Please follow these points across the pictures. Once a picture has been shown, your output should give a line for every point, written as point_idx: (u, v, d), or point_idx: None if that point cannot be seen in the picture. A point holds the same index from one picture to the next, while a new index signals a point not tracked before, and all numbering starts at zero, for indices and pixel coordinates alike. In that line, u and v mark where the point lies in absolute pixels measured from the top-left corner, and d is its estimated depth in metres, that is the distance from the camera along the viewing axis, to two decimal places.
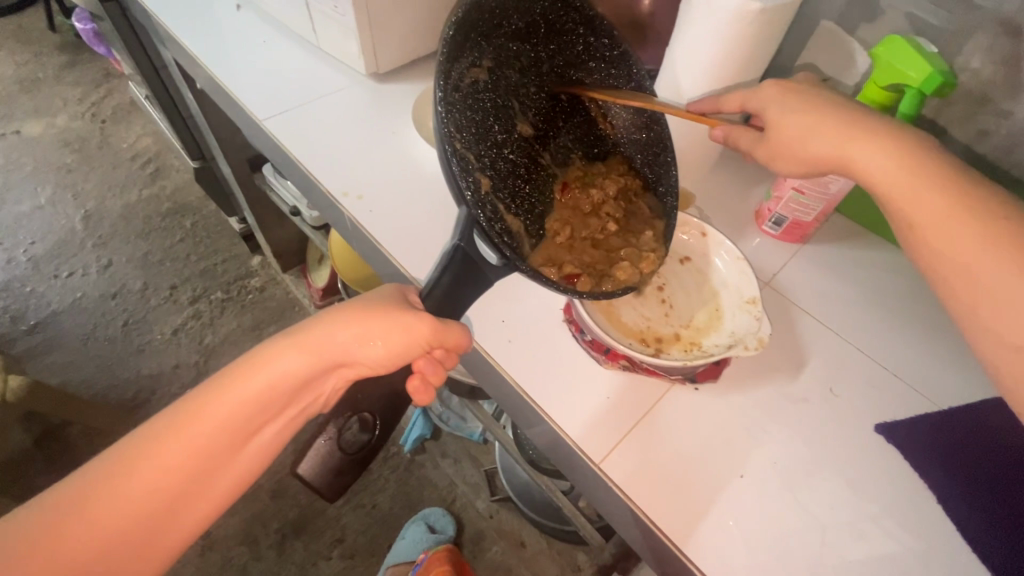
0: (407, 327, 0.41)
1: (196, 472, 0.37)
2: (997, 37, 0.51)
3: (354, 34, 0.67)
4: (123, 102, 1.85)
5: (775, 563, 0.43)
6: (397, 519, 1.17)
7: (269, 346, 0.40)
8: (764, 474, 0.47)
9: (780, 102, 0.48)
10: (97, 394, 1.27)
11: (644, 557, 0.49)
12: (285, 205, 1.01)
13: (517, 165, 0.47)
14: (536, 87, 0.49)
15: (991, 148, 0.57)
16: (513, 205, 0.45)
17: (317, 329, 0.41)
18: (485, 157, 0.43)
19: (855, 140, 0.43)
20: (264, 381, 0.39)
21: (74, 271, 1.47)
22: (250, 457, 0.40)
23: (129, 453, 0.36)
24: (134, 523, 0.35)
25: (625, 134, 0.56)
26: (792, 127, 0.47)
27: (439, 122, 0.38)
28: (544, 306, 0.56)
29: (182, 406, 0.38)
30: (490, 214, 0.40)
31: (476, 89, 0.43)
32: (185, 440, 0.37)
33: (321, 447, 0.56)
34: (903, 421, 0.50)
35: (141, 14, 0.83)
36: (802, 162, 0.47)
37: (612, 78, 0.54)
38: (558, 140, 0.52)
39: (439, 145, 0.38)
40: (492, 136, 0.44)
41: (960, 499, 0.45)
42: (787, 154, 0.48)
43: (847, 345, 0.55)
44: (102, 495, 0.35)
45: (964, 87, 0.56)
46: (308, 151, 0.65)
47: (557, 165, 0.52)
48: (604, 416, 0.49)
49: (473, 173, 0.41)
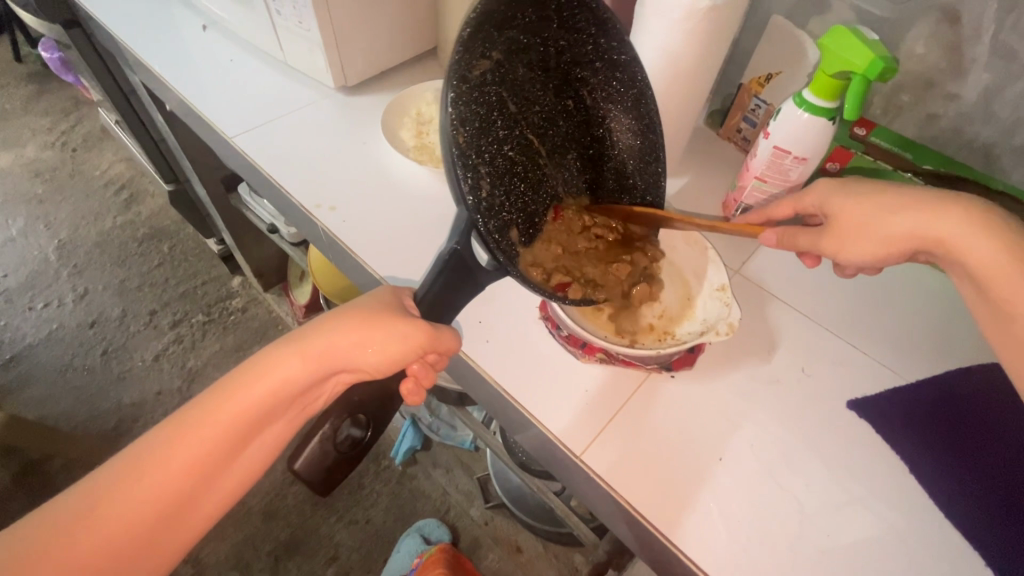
0: (404, 334, 0.41)
1: (202, 477, 0.37)
2: (939, 24, 0.54)
3: (321, 49, 0.68)
4: (94, 129, 1.83)
5: (757, 543, 0.44)
6: (392, 532, 1.16)
7: (271, 351, 0.40)
8: (741, 457, 0.48)
9: (840, 195, 0.49)
10: (78, 426, 1.25)
11: (623, 540, 0.50)
12: (262, 223, 1.01)
13: (514, 163, 0.47)
14: (540, 85, 0.48)
15: (942, 130, 0.59)
16: (508, 203, 0.46)
17: (317, 336, 0.41)
18: (485, 153, 0.44)
19: (932, 221, 0.43)
20: (266, 387, 0.39)
21: (49, 302, 1.44)
22: (250, 464, 0.40)
23: (131, 463, 0.36)
24: (138, 533, 0.35)
25: (622, 138, 0.54)
26: (860, 215, 0.47)
27: (449, 118, 0.39)
28: (522, 304, 0.56)
29: (190, 412, 0.38)
30: (485, 216, 0.41)
31: (483, 82, 0.43)
32: (189, 448, 0.36)
33: (312, 453, 0.41)
34: (873, 397, 0.51)
35: (106, 38, 0.83)
36: (876, 246, 0.47)
37: (615, 82, 0.51)
38: (556, 139, 0.51)
39: (445, 147, 0.39)
40: (493, 130, 0.44)
41: (933, 469, 0.47)
42: (861, 239, 0.48)
43: (817, 327, 0.56)
44: (106, 505, 0.34)
45: (912, 72, 0.58)
46: (281, 165, 0.65)
47: (553, 165, 0.51)
48: (585, 408, 0.50)
49: (472, 170, 0.41)
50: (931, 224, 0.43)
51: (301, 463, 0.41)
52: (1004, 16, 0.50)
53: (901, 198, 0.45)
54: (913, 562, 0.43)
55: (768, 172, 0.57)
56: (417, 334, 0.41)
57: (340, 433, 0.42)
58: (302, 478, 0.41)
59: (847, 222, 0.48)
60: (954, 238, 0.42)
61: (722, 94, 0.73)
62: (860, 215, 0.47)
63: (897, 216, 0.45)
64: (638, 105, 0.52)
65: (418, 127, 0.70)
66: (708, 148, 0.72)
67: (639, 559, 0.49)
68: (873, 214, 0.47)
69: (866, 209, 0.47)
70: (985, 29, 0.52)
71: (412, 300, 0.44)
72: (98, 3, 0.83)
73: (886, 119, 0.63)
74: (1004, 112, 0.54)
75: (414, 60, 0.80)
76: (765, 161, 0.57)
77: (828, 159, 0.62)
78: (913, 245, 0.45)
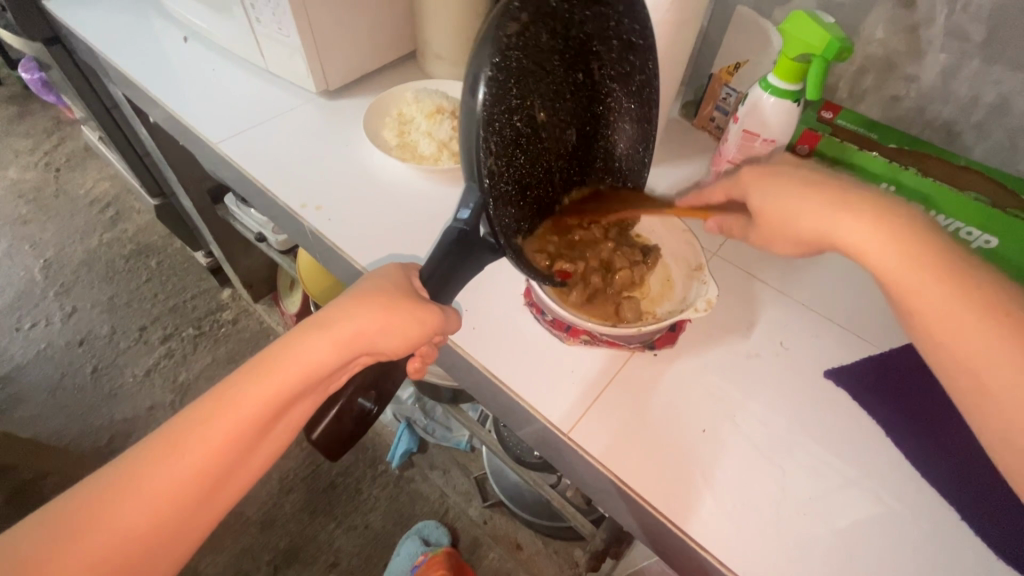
0: (424, 321, 0.42)
1: (229, 460, 0.36)
2: (895, 9, 0.57)
3: (302, 55, 0.70)
4: (77, 148, 1.83)
5: (741, 510, 0.45)
6: (391, 536, 1.15)
7: (294, 336, 0.39)
8: (723, 428, 0.49)
9: (762, 188, 0.45)
10: (70, 444, 1.24)
11: (611, 512, 0.51)
12: (250, 232, 1.02)
13: (524, 141, 0.45)
14: (558, 57, 0.46)
15: (905, 110, 0.62)
16: (507, 175, 0.44)
17: (344, 321, 0.40)
18: (496, 123, 0.41)
19: (833, 219, 0.40)
20: (294, 371, 0.38)
21: (37, 322, 1.43)
22: (271, 447, 0.39)
23: (154, 450, 0.35)
24: (167, 515, 0.34)
25: (622, 118, 0.54)
26: (778, 214, 0.44)
27: (479, 103, 0.39)
28: (508, 292, 0.58)
29: (218, 394, 0.37)
30: (496, 200, 0.43)
31: (506, 46, 0.40)
32: (214, 435, 0.36)
33: (330, 424, 0.44)
34: (848, 366, 0.53)
35: (87, 53, 0.84)
36: (794, 242, 0.44)
37: (628, 64, 0.51)
38: (562, 113, 0.49)
39: (472, 132, 0.40)
40: (509, 99, 0.42)
41: (907, 433, 0.49)
42: (779, 234, 0.45)
43: (794, 304, 0.58)
44: (130, 493, 0.34)
45: (873, 56, 0.61)
46: (266, 170, 0.66)
47: (554, 140, 0.49)
48: (571, 391, 0.51)
49: (484, 141, 0.40)
50: (831, 221, 0.40)
51: (318, 433, 0.44)
52: None
53: (810, 192, 0.42)
54: (892, 523, 0.45)
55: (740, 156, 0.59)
56: (433, 319, 0.43)
57: (357, 407, 0.45)
58: (318, 444, 0.44)
59: (767, 216, 0.45)
60: (851, 238, 0.39)
61: (695, 85, 0.75)
62: (776, 208, 0.44)
63: (805, 212, 0.42)
64: (641, 93, 0.53)
65: (401, 127, 0.71)
66: (684, 138, 0.74)
67: (624, 527, 0.51)
68: (785, 208, 0.43)
69: (780, 202, 0.44)
70: (938, 12, 0.54)
71: (419, 279, 0.45)
72: (78, 19, 0.84)
73: (853, 103, 0.65)
74: (962, 90, 0.57)
75: (395, 63, 0.82)
76: (736, 145, 0.59)
77: (798, 142, 0.62)
78: (820, 243, 0.42)
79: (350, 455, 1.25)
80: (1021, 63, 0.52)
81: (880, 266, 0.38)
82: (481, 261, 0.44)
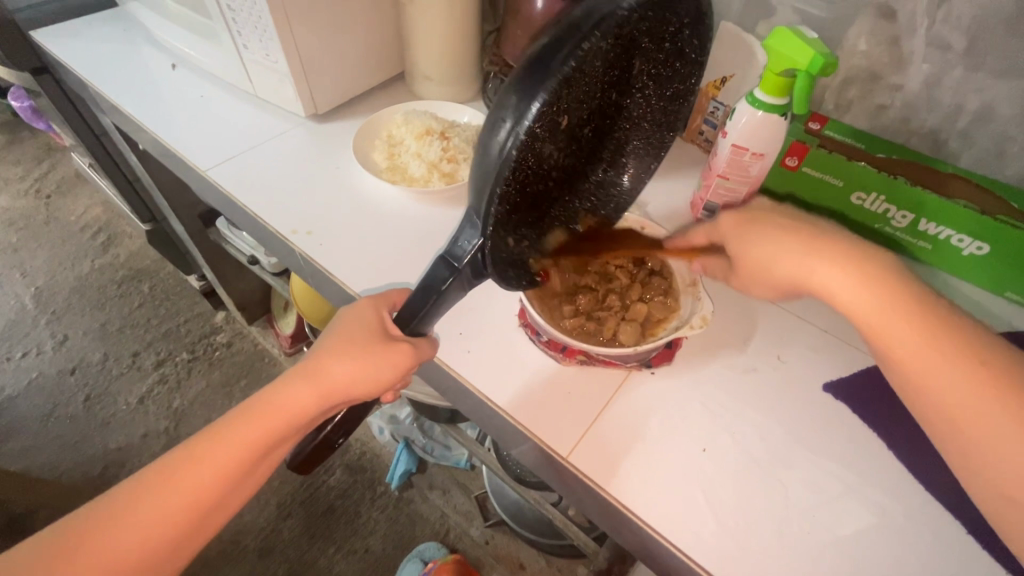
0: (401, 365, 0.44)
1: (211, 497, 0.39)
2: (876, 20, 0.57)
3: (290, 81, 0.70)
4: (68, 174, 1.83)
5: (744, 529, 0.44)
6: (392, 560, 1.13)
7: (280, 380, 0.43)
8: (722, 446, 0.49)
9: (737, 233, 0.45)
10: (63, 475, 1.21)
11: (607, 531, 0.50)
12: (242, 255, 1.02)
13: (546, 170, 0.40)
14: (608, 75, 0.39)
15: (890, 119, 0.62)
16: (523, 193, 0.39)
17: (323, 365, 0.43)
18: (530, 147, 0.36)
19: (809, 265, 0.40)
20: (275, 413, 0.42)
21: (28, 351, 1.41)
22: (251, 485, 0.42)
23: (150, 480, 0.38)
24: (150, 545, 0.37)
25: (646, 115, 0.50)
26: (757, 258, 0.43)
27: (514, 146, 0.34)
28: (502, 312, 0.58)
29: (208, 433, 0.41)
30: (502, 227, 0.39)
31: (570, 69, 0.34)
32: (204, 470, 0.39)
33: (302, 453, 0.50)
34: (846, 378, 0.53)
35: (75, 82, 0.84)
36: (770, 288, 0.44)
37: (673, 68, 0.46)
38: (594, 120, 0.43)
39: (490, 183, 0.35)
40: (551, 120, 0.36)
41: (912, 445, 0.48)
42: (758, 278, 0.45)
43: (789, 317, 0.58)
44: (117, 526, 0.37)
45: (857, 67, 0.61)
46: (255, 196, 0.66)
47: (578, 149, 0.44)
48: (565, 411, 0.50)
49: (511, 173, 0.35)
50: (806, 266, 0.40)
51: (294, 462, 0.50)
52: (934, 10, 0.54)
53: (786, 239, 0.42)
54: (894, 536, 0.44)
55: (730, 171, 0.59)
56: (406, 358, 0.44)
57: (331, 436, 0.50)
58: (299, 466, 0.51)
59: (743, 261, 0.45)
60: (824, 283, 0.39)
61: None
62: (753, 251, 0.44)
63: (780, 258, 0.42)
64: (673, 101, 0.50)
65: (390, 149, 0.71)
66: (674, 152, 0.75)
67: (623, 548, 0.49)
68: (761, 251, 0.43)
69: (756, 246, 0.44)
70: (919, 23, 0.55)
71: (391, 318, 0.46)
72: (66, 49, 0.84)
73: (839, 114, 0.66)
74: (946, 98, 0.57)
75: (382, 86, 0.82)
76: (725, 159, 0.59)
77: (786, 154, 0.63)
78: (794, 288, 0.42)
79: (348, 478, 1.23)
80: (1003, 71, 0.53)
81: (857, 311, 0.38)
82: (465, 288, 0.41)
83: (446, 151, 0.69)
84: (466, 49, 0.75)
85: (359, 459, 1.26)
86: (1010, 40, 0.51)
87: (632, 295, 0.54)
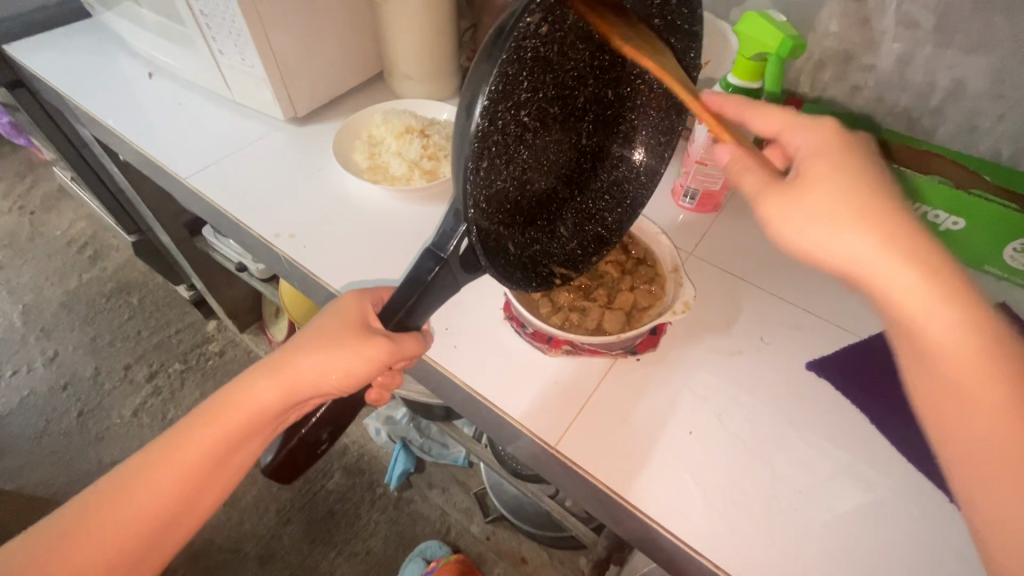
0: (374, 360, 0.43)
1: (187, 493, 0.40)
2: (846, 3, 0.58)
3: (267, 85, 0.70)
4: (51, 189, 1.81)
5: (734, 508, 0.45)
6: (394, 560, 1.13)
7: (244, 377, 0.43)
8: (707, 428, 0.49)
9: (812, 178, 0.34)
10: (59, 492, 1.21)
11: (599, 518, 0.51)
12: (229, 262, 1.01)
13: (523, 146, 0.38)
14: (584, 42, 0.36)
15: (865, 100, 0.63)
16: (506, 170, 0.37)
17: (290, 363, 0.43)
18: (500, 123, 0.34)
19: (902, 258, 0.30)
20: (246, 409, 0.42)
21: (18, 369, 1.40)
22: (228, 480, 0.43)
23: (95, 501, 0.38)
24: (126, 543, 0.38)
25: (646, 94, 0.46)
26: (837, 215, 0.32)
27: (477, 127, 0.31)
28: (486, 306, 0.58)
29: (180, 430, 0.41)
30: (486, 211, 0.37)
31: (524, 40, 0.31)
32: (161, 480, 0.39)
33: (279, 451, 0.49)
34: (829, 356, 0.54)
35: (50, 95, 0.83)
36: (828, 249, 0.32)
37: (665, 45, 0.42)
38: (582, 98, 0.41)
39: (457, 161, 0.33)
40: (516, 94, 0.34)
41: (893, 419, 0.49)
42: (813, 217, 0.32)
43: (775, 299, 0.59)
44: (90, 529, 0.37)
45: (830, 49, 0.62)
46: (237, 201, 0.66)
47: (565, 131, 0.42)
48: (552, 401, 0.51)
49: (481, 163, 0.34)
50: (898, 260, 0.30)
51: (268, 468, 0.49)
52: None
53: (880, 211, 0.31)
54: (881, 510, 0.45)
55: (706, 154, 0.60)
56: (379, 354, 0.43)
57: (311, 440, 0.50)
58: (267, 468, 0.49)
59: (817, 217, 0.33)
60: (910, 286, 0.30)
61: None
62: (823, 202, 0.33)
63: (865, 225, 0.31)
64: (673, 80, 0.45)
65: (371, 149, 0.71)
66: None
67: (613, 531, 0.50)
68: (824, 204, 0.33)
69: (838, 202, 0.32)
70: (888, 3, 0.56)
71: (374, 315, 0.45)
72: (41, 63, 0.83)
73: (815, 96, 0.67)
74: (918, 76, 0.58)
75: (360, 86, 0.83)
76: (703, 145, 0.60)
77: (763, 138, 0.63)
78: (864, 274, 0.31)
79: (348, 480, 1.23)
80: (971, 47, 0.53)
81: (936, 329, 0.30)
82: (456, 282, 0.39)
83: (426, 148, 0.70)
84: (444, 44, 0.75)
85: (358, 461, 1.26)
86: (976, 18, 0.52)
87: (621, 284, 0.54)
